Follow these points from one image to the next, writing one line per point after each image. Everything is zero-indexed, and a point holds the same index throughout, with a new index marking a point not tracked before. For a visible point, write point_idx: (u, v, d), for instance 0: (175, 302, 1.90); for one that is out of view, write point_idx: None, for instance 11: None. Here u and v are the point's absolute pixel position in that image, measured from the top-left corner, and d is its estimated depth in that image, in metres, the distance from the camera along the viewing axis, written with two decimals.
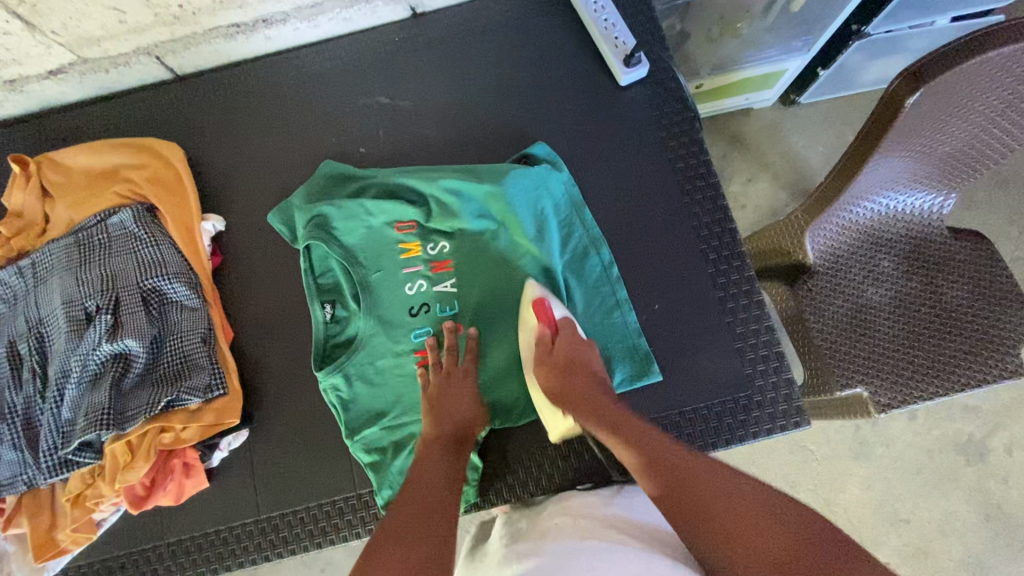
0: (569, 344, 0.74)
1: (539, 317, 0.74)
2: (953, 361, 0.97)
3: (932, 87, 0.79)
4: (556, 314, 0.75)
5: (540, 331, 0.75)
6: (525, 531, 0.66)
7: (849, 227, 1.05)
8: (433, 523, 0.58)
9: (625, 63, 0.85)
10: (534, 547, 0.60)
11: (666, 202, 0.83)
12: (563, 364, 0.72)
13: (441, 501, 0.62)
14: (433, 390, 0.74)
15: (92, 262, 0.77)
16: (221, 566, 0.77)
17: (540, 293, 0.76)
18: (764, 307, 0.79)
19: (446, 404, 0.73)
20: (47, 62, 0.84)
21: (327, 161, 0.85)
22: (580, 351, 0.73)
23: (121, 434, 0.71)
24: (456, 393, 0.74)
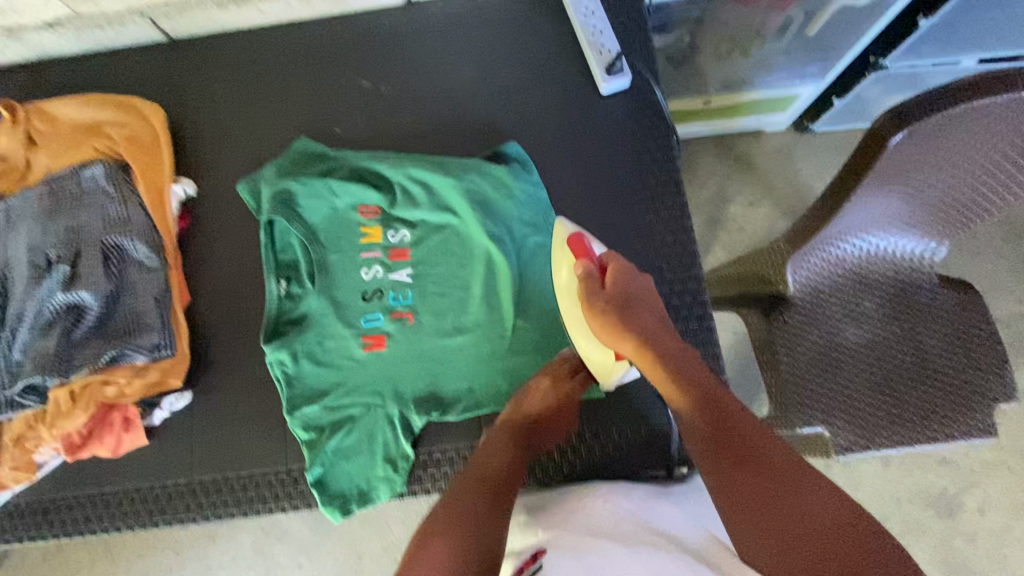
0: (619, 280, 0.65)
1: (577, 252, 0.69)
2: (920, 412, 0.95)
3: (917, 127, 0.77)
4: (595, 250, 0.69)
5: (585, 267, 0.67)
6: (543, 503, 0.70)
7: (832, 263, 1.02)
8: (490, 508, 0.58)
9: (607, 72, 0.84)
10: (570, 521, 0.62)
11: (633, 216, 0.82)
12: (620, 300, 0.63)
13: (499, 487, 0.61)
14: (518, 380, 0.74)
15: (60, 213, 0.79)
16: (150, 521, 0.78)
17: (572, 230, 0.71)
18: (715, 333, 0.78)
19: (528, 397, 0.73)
20: (44, 14, 0.86)
21: (302, 138, 0.86)
22: (633, 288, 0.65)
23: (65, 381, 0.73)
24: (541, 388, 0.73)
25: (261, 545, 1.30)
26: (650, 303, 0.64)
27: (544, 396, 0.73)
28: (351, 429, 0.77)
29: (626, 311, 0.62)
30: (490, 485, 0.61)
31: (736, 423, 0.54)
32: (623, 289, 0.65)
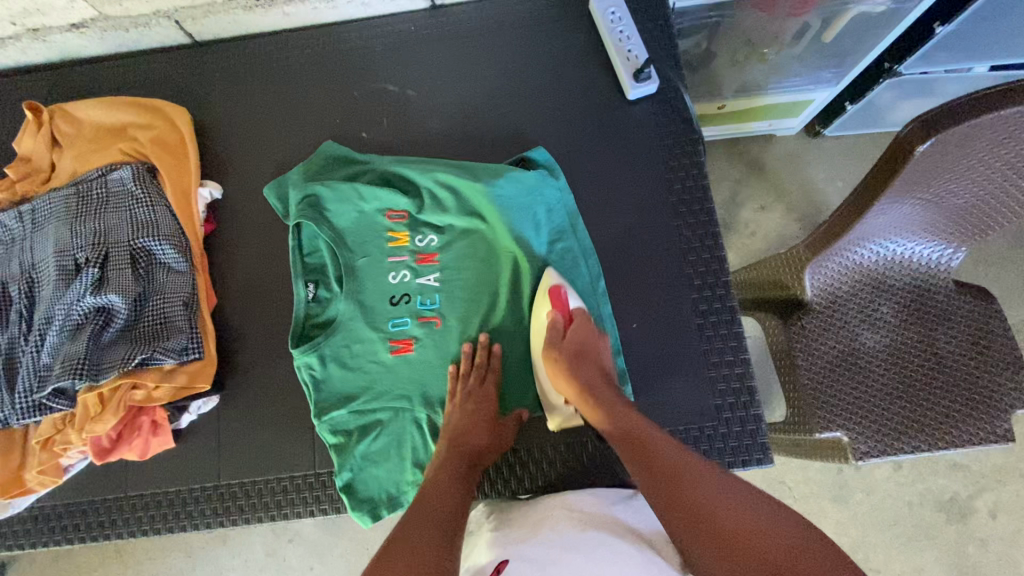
0: (580, 332, 0.73)
1: (554, 305, 0.75)
2: (936, 418, 0.96)
3: (944, 136, 0.77)
4: (572, 303, 0.75)
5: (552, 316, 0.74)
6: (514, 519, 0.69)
7: (851, 269, 1.02)
8: (437, 541, 0.59)
9: (635, 78, 0.84)
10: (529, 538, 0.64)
11: (659, 222, 0.82)
12: (570, 355, 0.71)
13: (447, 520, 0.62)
14: (455, 408, 0.74)
15: (87, 215, 0.79)
16: (177, 525, 0.78)
17: (557, 280, 0.76)
18: (742, 339, 0.78)
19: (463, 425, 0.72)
20: (70, 16, 0.86)
21: (329, 142, 0.86)
22: (591, 341, 0.72)
23: (95, 385, 0.72)
24: (479, 414, 0.73)
25: (274, 548, 1.29)
26: (597, 359, 0.72)
27: (482, 424, 0.73)
28: (380, 432, 0.77)
29: (577, 364, 0.70)
30: (434, 521, 0.61)
31: (660, 448, 0.62)
32: (578, 342, 0.72)
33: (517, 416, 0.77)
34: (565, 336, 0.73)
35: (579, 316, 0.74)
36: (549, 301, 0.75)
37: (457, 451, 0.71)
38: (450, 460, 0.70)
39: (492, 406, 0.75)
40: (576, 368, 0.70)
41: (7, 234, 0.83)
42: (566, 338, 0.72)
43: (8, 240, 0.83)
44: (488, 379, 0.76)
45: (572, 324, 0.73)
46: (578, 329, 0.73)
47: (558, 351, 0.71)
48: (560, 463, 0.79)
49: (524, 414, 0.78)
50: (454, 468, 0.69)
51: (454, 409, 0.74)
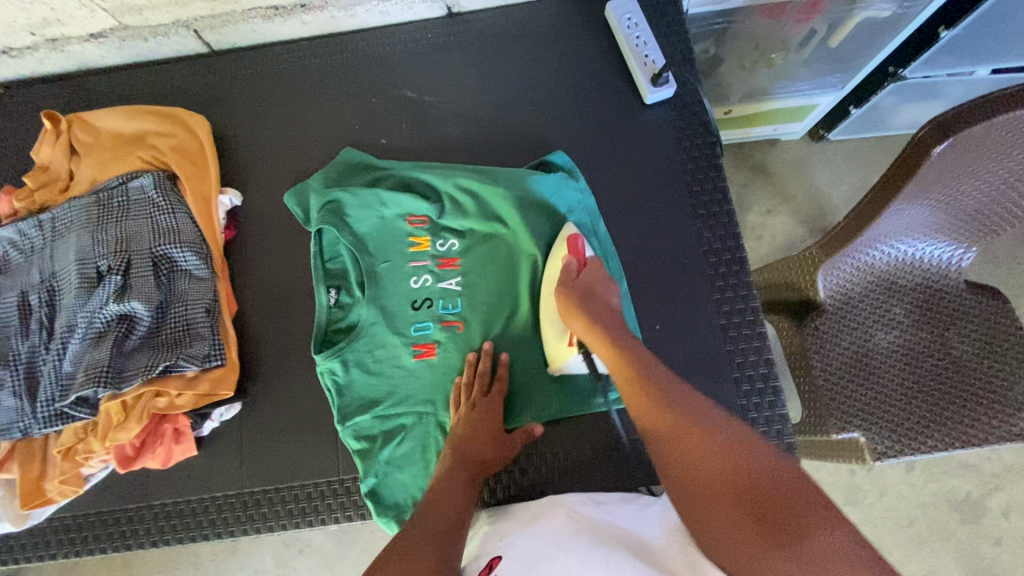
0: (592, 275, 0.74)
1: (569, 249, 0.76)
2: (954, 418, 0.95)
3: (959, 136, 0.79)
4: (587, 252, 0.76)
5: (567, 261, 0.75)
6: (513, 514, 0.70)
7: (865, 270, 1.03)
8: (438, 539, 0.59)
9: (653, 82, 0.85)
10: (524, 532, 0.63)
11: (679, 224, 0.83)
12: (581, 292, 0.72)
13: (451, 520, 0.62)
14: (460, 419, 0.73)
15: (109, 223, 0.79)
16: (199, 535, 0.77)
17: (575, 232, 0.78)
18: (765, 339, 0.78)
19: (469, 434, 0.71)
20: (90, 26, 0.86)
21: (348, 148, 0.86)
22: (601, 284, 0.73)
23: (118, 393, 0.72)
24: (485, 423, 0.73)
25: (284, 559, 1.28)
26: (608, 300, 0.72)
27: (488, 433, 0.72)
28: (404, 438, 0.76)
29: (586, 300, 0.71)
30: (436, 528, 0.60)
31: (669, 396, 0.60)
32: (591, 281, 0.73)
33: (525, 430, 0.76)
34: (578, 277, 0.74)
35: (592, 262, 0.75)
36: (566, 248, 0.77)
37: (462, 460, 0.70)
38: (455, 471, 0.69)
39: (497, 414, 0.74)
40: (579, 302, 0.71)
41: (25, 243, 0.83)
42: (579, 277, 0.73)
43: (27, 248, 0.83)
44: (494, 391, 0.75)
45: (585, 268, 0.74)
46: (592, 273, 0.74)
47: (568, 288, 0.72)
48: (579, 466, 0.78)
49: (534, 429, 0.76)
50: (458, 478, 0.68)
51: (460, 420, 0.73)
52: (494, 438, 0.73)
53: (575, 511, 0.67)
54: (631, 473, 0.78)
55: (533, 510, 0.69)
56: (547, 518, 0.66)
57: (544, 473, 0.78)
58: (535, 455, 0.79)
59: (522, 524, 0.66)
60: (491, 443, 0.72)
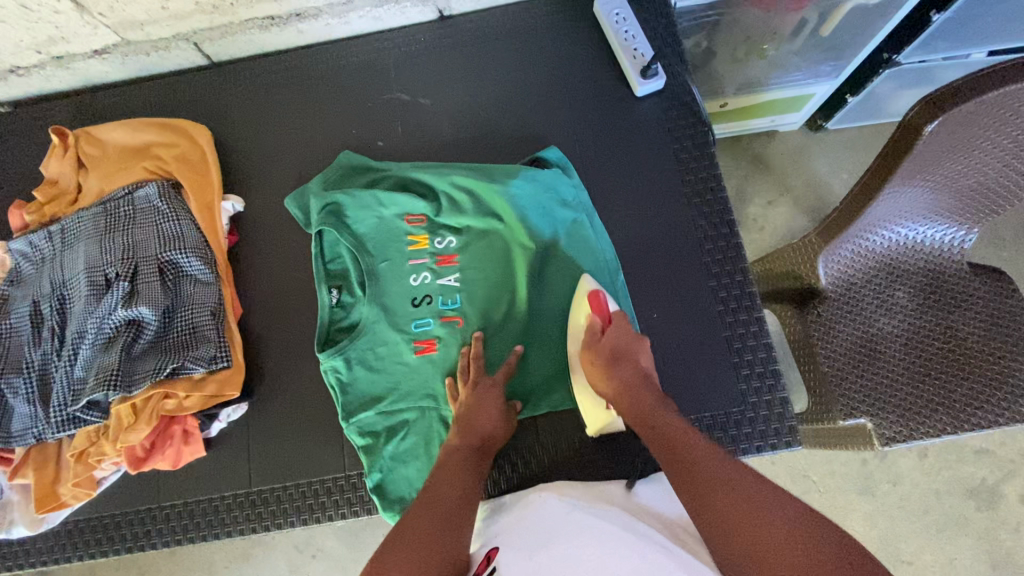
0: (617, 336, 0.72)
1: (592, 306, 0.74)
2: (963, 401, 0.94)
3: (951, 115, 0.79)
4: (610, 306, 0.75)
5: (591, 319, 0.74)
6: (512, 506, 0.70)
7: (866, 255, 1.02)
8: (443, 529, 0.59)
9: (642, 74, 0.86)
10: (525, 520, 0.64)
11: (673, 213, 0.84)
12: (607, 356, 0.70)
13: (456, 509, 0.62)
14: (462, 401, 0.74)
15: (116, 231, 0.81)
16: (209, 534, 0.79)
17: (594, 285, 0.76)
18: (762, 323, 0.79)
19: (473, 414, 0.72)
20: (93, 42, 0.89)
21: (346, 151, 0.88)
22: (627, 346, 0.71)
23: (128, 396, 0.73)
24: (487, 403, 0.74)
25: (297, 565, 1.29)
26: (637, 361, 0.71)
27: (489, 414, 0.73)
28: (408, 432, 0.77)
29: (617, 364, 0.69)
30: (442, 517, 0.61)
31: (693, 450, 0.60)
32: (620, 346, 0.71)
33: (512, 407, 0.77)
34: (604, 336, 0.72)
35: (616, 318, 0.74)
36: (589, 304, 0.75)
37: (465, 439, 0.70)
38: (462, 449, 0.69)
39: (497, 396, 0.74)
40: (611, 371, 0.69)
41: (37, 253, 0.85)
42: (605, 339, 0.72)
43: (38, 259, 0.85)
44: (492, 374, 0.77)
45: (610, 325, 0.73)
46: (620, 333, 0.72)
47: (595, 352, 0.71)
48: (579, 453, 0.79)
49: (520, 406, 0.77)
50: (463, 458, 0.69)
51: (462, 403, 0.74)
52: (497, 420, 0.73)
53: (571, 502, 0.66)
54: (630, 460, 0.78)
55: (529, 503, 0.69)
56: (542, 507, 0.66)
57: (544, 463, 0.79)
58: (536, 445, 0.79)
59: (518, 517, 0.66)
60: (495, 421, 0.73)
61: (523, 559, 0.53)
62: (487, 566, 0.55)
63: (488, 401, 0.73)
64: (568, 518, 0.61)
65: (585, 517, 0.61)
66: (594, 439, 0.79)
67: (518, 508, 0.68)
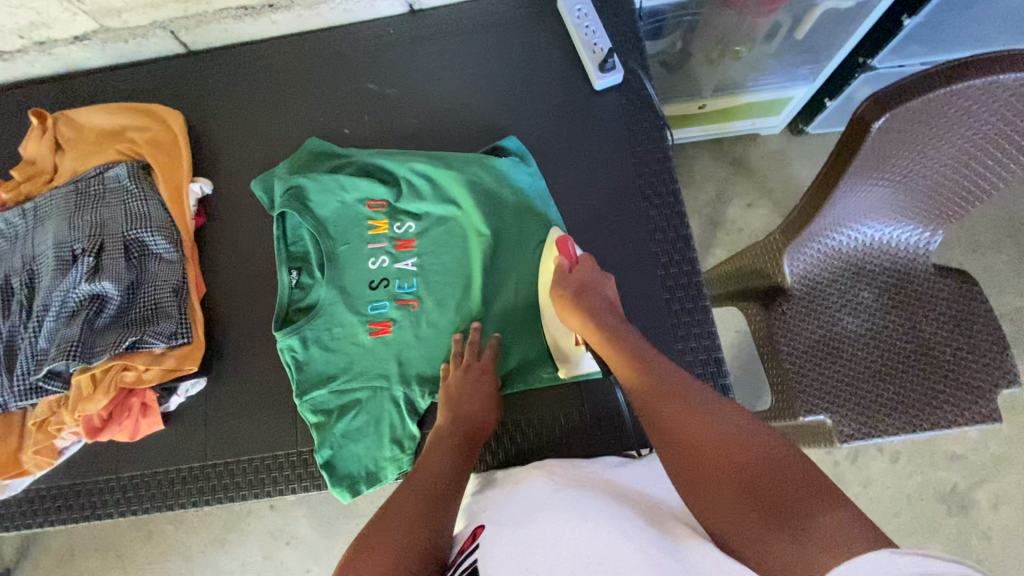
0: (585, 273, 0.75)
1: (560, 251, 0.77)
2: (923, 400, 0.95)
3: (899, 112, 0.80)
4: (577, 250, 0.77)
5: (558, 263, 0.77)
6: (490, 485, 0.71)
7: (829, 253, 1.04)
8: (433, 508, 0.60)
9: (601, 69, 0.88)
10: (510, 496, 0.63)
11: (627, 205, 0.85)
12: (574, 288, 0.73)
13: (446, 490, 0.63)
14: (455, 382, 0.75)
15: (85, 209, 0.84)
16: (165, 505, 0.81)
17: (561, 234, 0.80)
18: (710, 314, 0.80)
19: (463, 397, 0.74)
20: (73, 29, 0.92)
21: (313, 138, 0.91)
22: (593, 280, 0.73)
23: (88, 366, 0.76)
24: (479, 387, 0.75)
25: (271, 550, 1.31)
26: (604, 294, 0.73)
27: (482, 395, 0.74)
28: (359, 411, 0.79)
29: (582, 295, 0.71)
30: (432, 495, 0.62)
31: (661, 371, 0.60)
32: (581, 279, 0.73)
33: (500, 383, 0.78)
34: (571, 274, 0.75)
35: (582, 261, 0.76)
36: (556, 249, 0.78)
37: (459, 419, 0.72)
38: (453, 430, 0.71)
39: (492, 378, 0.77)
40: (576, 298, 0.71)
41: (11, 230, 0.88)
42: (571, 277, 0.74)
43: (11, 235, 0.88)
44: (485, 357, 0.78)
45: (576, 266, 0.75)
46: (584, 267, 0.75)
47: (561, 288, 0.73)
48: (527, 436, 0.80)
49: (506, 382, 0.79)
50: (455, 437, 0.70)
51: (455, 383, 0.75)
52: (490, 401, 0.75)
53: (555, 478, 0.66)
54: (575, 442, 0.80)
55: (513, 480, 0.69)
56: (527, 482, 0.66)
57: (494, 446, 0.80)
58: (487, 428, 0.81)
59: (504, 496, 0.65)
60: (488, 403, 0.74)
61: (507, 534, 0.53)
62: (471, 544, 0.55)
63: (483, 381, 0.76)
64: (551, 492, 0.60)
65: (570, 490, 0.60)
66: (542, 424, 0.81)
67: (503, 485, 0.68)
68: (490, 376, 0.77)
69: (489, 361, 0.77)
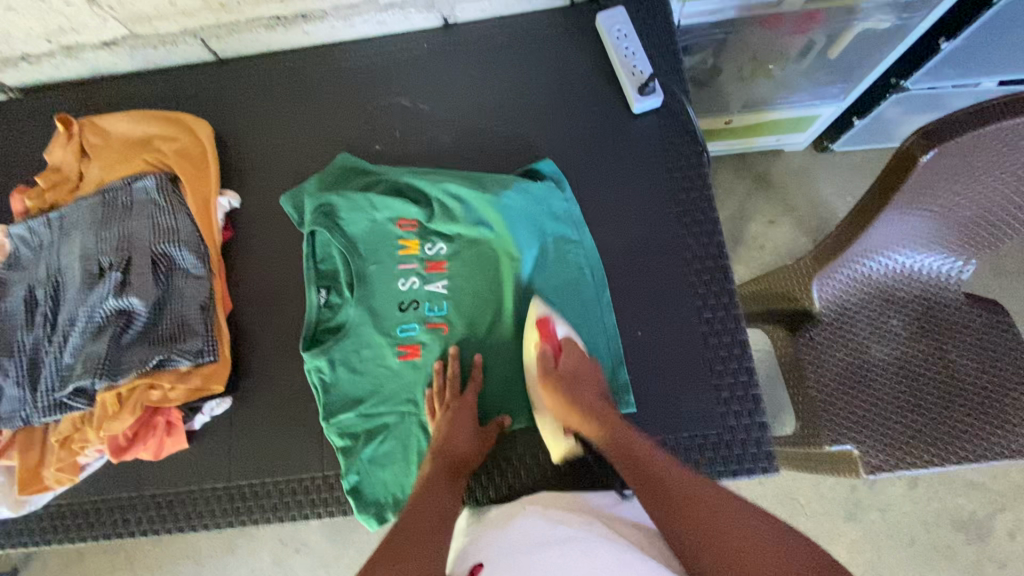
0: (571, 361, 0.73)
1: (540, 334, 0.74)
2: (955, 433, 0.91)
3: (947, 146, 0.78)
4: (560, 332, 0.75)
5: (541, 347, 0.74)
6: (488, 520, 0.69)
7: (861, 280, 0.99)
8: (421, 543, 0.58)
9: (640, 91, 0.86)
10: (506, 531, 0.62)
11: (664, 231, 0.84)
12: (568, 378, 0.72)
13: (433, 527, 0.61)
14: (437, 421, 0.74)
15: (112, 221, 0.83)
16: (187, 525, 0.79)
17: (544, 310, 0.76)
18: (747, 346, 0.78)
19: (446, 434, 0.72)
20: (102, 34, 0.91)
21: (343, 153, 0.89)
22: (582, 368, 0.73)
23: (114, 385, 0.75)
24: (461, 422, 0.74)
25: (281, 557, 1.30)
26: (591, 380, 0.73)
27: (466, 430, 0.73)
28: (386, 436, 0.78)
29: (572, 385, 0.71)
30: (418, 531, 0.60)
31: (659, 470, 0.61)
32: (572, 366, 0.73)
33: (500, 423, 0.78)
34: (557, 366, 0.73)
35: (567, 344, 0.74)
36: (538, 333, 0.75)
37: (443, 459, 0.71)
38: (434, 470, 0.70)
39: (472, 412, 0.75)
40: (567, 391, 0.70)
41: (35, 240, 0.87)
42: (560, 365, 0.73)
43: (36, 245, 0.87)
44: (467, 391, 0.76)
45: (562, 354, 0.74)
46: (572, 360, 0.73)
47: (551, 379, 0.72)
48: (550, 465, 0.79)
49: (507, 421, 0.78)
50: (439, 477, 0.69)
51: (437, 422, 0.74)
52: (472, 436, 0.74)
53: (552, 514, 0.65)
54: (602, 470, 0.78)
55: (509, 513, 0.68)
56: (523, 516, 0.65)
57: (519, 474, 0.79)
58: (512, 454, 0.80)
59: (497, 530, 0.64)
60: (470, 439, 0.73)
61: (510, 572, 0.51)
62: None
63: (465, 417, 0.74)
64: (549, 530, 0.59)
65: (569, 527, 0.60)
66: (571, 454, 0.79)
67: (499, 519, 0.67)
68: (470, 409, 0.75)
69: (469, 393, 0.76)
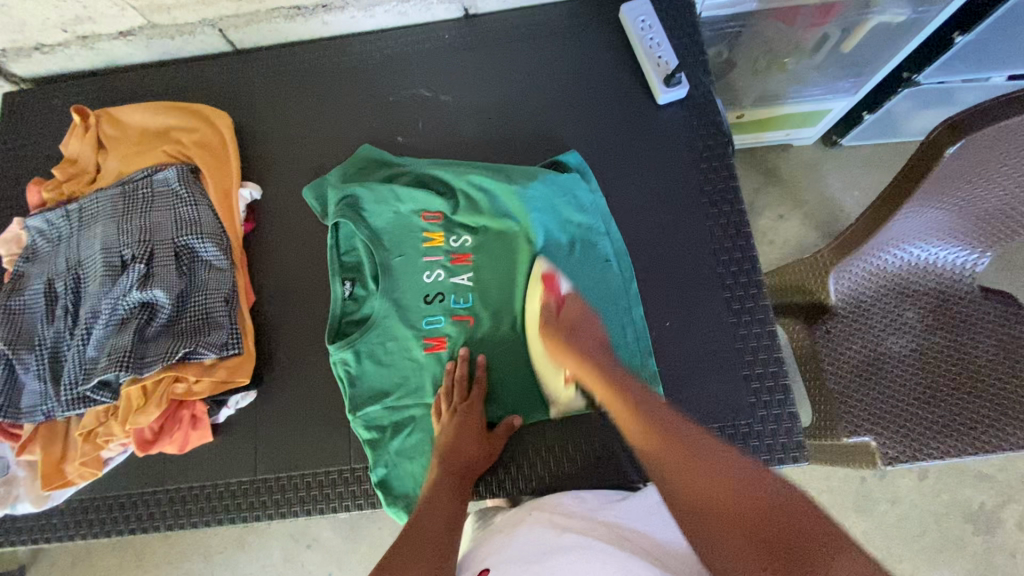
0: (574, 310, 0.75)
1: (546, 290, 0.77)
2: (973, 423, 0.89)
3: (974, 138, 0.78)
4: (562, 287, 0.77)
5: (546, 301, 0.77)
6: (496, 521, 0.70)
7: (877, 273, 0.99)
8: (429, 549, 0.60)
9: (666, 83, 0.86)
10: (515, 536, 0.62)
11: (690, 223, 0.84)
12: (565, 328, 0.73)
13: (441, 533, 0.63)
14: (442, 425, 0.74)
15: (134, 213, 0.82)
16: (212, 519, 0.79)
17: (548, 268, 0.79)
18: (776, 337, 0.78)
19: (450, 443, 0.73)
20: (120, 24, 0.89)
21: (366, 145, 0.89)
22: (582, 319, 0.74)
23: (138, 377, 0.73)
24: (466, 428, 0.74)
25: (291, 553, 1.29)
26: (593, 332, 0.74)
27: (473, 435, 0.74)
28: (414, 428, 0.78)
29: (571, 337, 0.72)
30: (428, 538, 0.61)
31: (669, 422, 0.61)
32: (574, 318, 0.74)
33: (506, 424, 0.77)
34: (560, 313, 0.75)
35: (569, 299, 0.76)
36: (543, 287, 0.78)
37: (450, 467, 0.72)
38: (438, 478, 0.71)
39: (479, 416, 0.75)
40: (567, 341, 0.72)
41: (53, 232, 0.85)
42: (561, 316, 0.75)
43: (54, 237, 0.85)
44: (474, 394, 0.76)
45: (564, 305, 0.76)
46: (572, 311, 0.75)
47: (553, 329, 0.74)
48: (580, 460, 0.78)
49: (517, 421, 0.77)
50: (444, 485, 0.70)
51: (443, 426, 0.74)
52: (478, 441, 0.74)
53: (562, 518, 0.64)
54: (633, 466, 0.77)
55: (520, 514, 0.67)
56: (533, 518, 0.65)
57: (548, 468, 0.78)
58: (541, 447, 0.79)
59: (504, 538, 0.62)
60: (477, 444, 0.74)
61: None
62: None
63: (471, 422, 0.74)
64: (558, 536, 0.59)
65: (579, 535, 0.59)
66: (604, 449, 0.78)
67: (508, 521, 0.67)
68: (476, 414, 0.75)
69: (476, 397, 0.76)
